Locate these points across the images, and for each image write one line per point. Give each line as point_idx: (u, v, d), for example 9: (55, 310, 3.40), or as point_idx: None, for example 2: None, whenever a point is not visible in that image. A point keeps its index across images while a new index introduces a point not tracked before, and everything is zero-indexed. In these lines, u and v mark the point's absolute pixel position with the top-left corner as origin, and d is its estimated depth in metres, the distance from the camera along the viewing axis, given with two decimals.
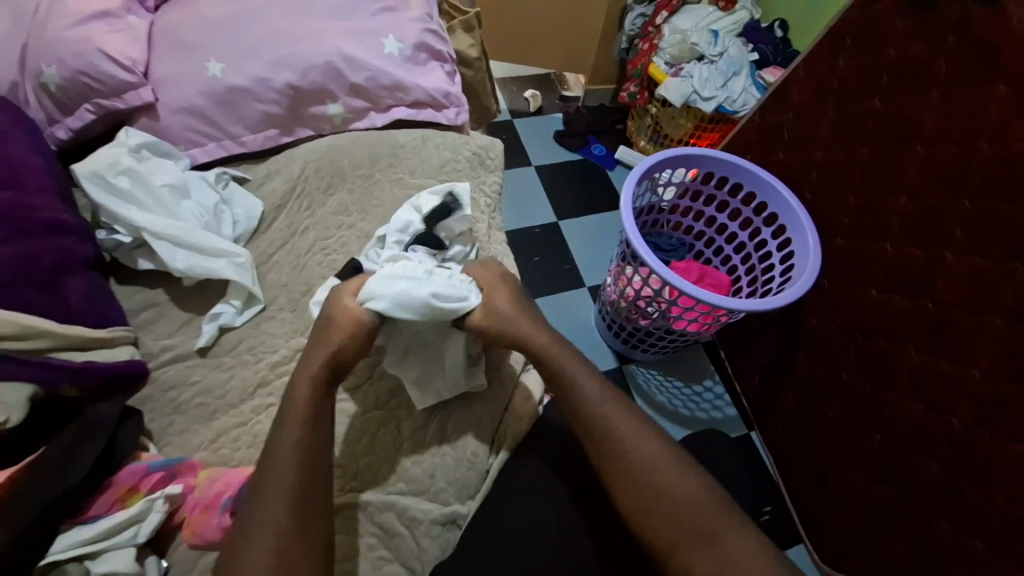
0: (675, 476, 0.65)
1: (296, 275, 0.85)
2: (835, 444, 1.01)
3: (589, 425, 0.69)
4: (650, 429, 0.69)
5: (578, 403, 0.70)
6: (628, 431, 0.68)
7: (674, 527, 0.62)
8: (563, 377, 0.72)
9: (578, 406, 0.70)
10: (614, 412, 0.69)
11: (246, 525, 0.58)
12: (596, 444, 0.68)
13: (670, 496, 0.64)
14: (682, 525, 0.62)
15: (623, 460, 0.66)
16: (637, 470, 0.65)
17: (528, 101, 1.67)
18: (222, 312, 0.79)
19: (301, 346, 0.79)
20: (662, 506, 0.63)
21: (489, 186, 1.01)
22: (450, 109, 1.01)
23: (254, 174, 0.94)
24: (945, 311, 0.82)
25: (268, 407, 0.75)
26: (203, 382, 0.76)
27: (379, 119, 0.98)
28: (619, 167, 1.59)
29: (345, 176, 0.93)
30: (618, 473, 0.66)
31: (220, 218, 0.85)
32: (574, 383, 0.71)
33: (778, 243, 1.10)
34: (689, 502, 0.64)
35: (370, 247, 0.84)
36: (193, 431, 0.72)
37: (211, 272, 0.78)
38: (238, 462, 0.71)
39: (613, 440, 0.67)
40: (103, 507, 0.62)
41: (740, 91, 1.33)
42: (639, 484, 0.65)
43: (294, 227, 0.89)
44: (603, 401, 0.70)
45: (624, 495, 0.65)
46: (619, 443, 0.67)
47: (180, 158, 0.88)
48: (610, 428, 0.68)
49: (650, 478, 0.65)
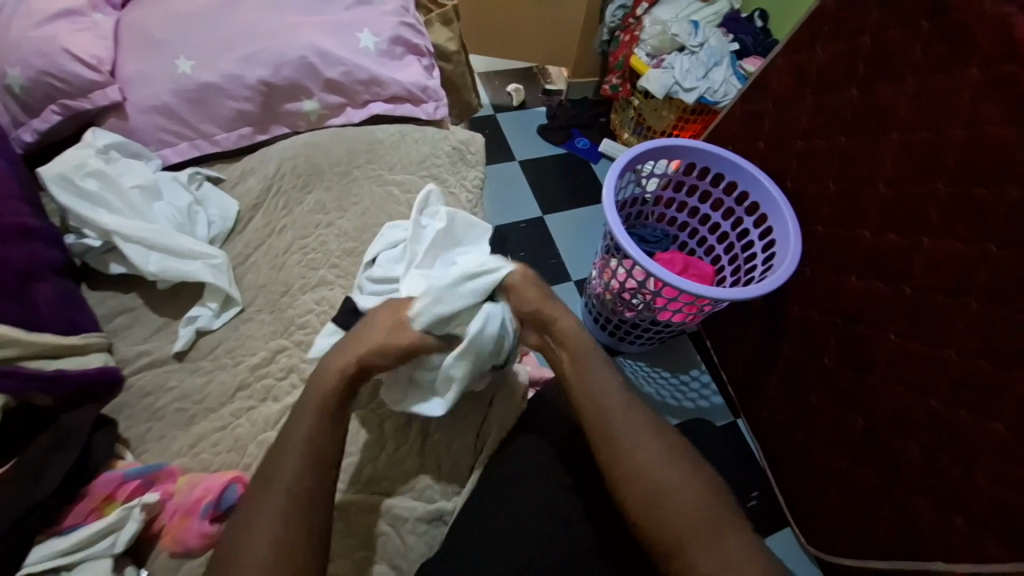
0: (677, 482, 0.64)
1: (274, 275, 0.84)
2: (821, 429, 1.02)
3: (595, 424, 0.68)
4: (652, 431, 0.68)
5: (587, 404, 0.69)
6: (633, 436, 0.67)
7: (675, 530, 0.62)
8: (575, 377, 0.71)
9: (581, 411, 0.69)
10: (619, 417, 0.68)
11: (235, 538, 0.56)
12: (602, 444, 0.67)
13: (675, 502, 0.63)
14: (683, 530, 0.62)
15: (630, 461, 0.65)
16: (646, 474, 0.64)
17: (511, 95, 1.65)
18: (198, 315, 0.78)
19: (281, 347, 0.78)
20: (665, 510, 0.63)
21: (470, 181, 1.00)
22: (429, 103, 1.00)
23: (229, 174, 0.92)
24: (923, 295, 0.83)
25: (248, 410, 0.73)
26: (181, 387, 0.74)
27: (357, 115, 0.96)
28: (603, 160, 1.58)
29: (322, 173, 0.91)
30: (622, 472, 0.65)
31: (194, 218, 0.83)
32: (582, 384, 0.70)
33: (760, 232, 1.11)
34: (690, 508, 0.63)
35: (360, 272, 0.80)
36: (172, 437, 0.71)
37: (186, 275, 0.77)
38: (218, 467, 0.69)
39: (618, 439, 0.66)
40: (78, 517, 0.60)
41: (722, 81, 1.33)
42: (644, 486, 0.64)
43: (272, 227, 0.88)
44: (611, 402, 0.69)
45: (629, 495, 0.64)
46: (625, 443, 0.66)
47: (150, 159, 0.86)
48: (615, 429, 0.67)
49: (654, 481, 0.64)
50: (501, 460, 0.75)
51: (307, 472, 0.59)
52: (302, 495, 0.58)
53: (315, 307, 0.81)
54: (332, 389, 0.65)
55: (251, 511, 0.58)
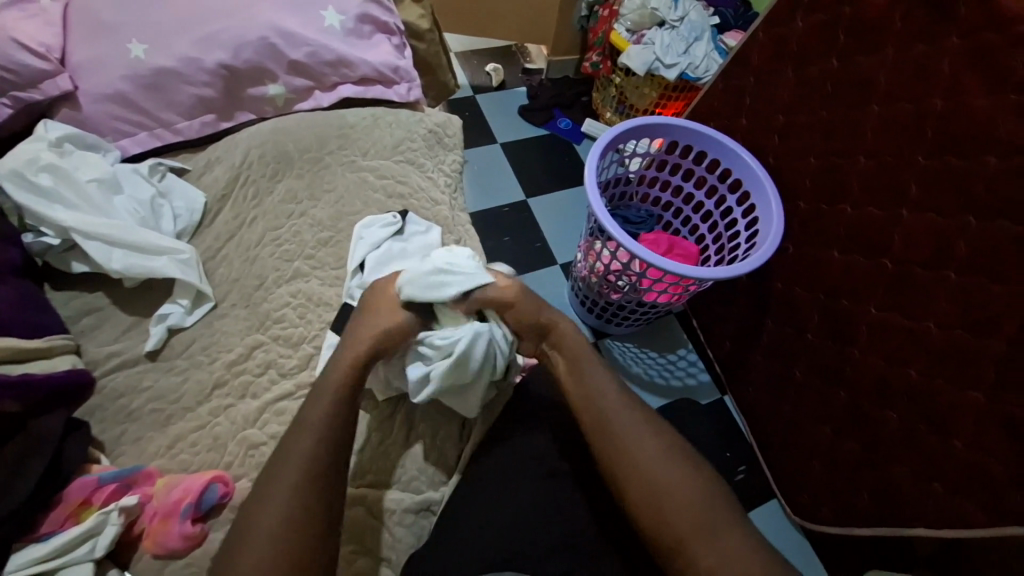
0: (677, 478, 0.64)
1: (247, 269, 0.81)
2: (804, 402, 1.03)
3: (592, 422, 0.69)
4: (652, 427, 0.69)
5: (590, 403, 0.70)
6: (633, 434, 0.67)
7: (673, 527, 0.62)
8: (572, 377, 0.73)
9: (584, 408, 0.70)
10: (617, 416, 0.69)
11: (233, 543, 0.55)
12: (601, 440, 0.68)
13: (673, 498, 0.63)
14: (683, 526, 0.62)
15: (630, 458, 0.66)
16: (648, 470, 0.65)
17: (490, 76, 1.61)
18: (169, 313, 0.75)
19: (257, 343, 0.75)
20: (663, 506, 0.63)
21: (448, 165, 0.99)
22: (402, 85, 0.97)
23: (194, 164, 0.88)
24: (903, 267, 0.83)
25: (228, 407, 0.71)
26: (155, 388, 0.71)
27: (326, 98, 0.93)
28: (586, 141, 1.56)
29: (293, 161, 0.88)
30: (622, 469, 0.65)
31: (160, 212, 0.79)
32: (580, 383, 0.72)
33: (743, 210, 1.11)
34: (689, 503, 0.63)
35: (349, 279, 0.79)
36: (149, 439, 0.68)
37: (153, 271, 0.74)
38: (199, 467, 0.67)
39: (617, 437, 0.67)
40: (54, 524, 0.58)
41: (703, 56, 1.31)
42: (646, 481, 0.64)
43: (242, 219, 0.84)
44: (614, 400, 0.70)
45: (631, 491, 0.64)
46: (627, 442, 0.67)
47: (109, 150, 0.82)
48: (611, 426, 0.68)
49: (655, 480, 0.64)
50: (489, 446, 0.74)
51: (292, 470, 0.59)
52: (292, 492, 0.57)
53: (291, 301, 0.78)
54: (324, 384, 0.65)
55: (249, 500, 0.59)
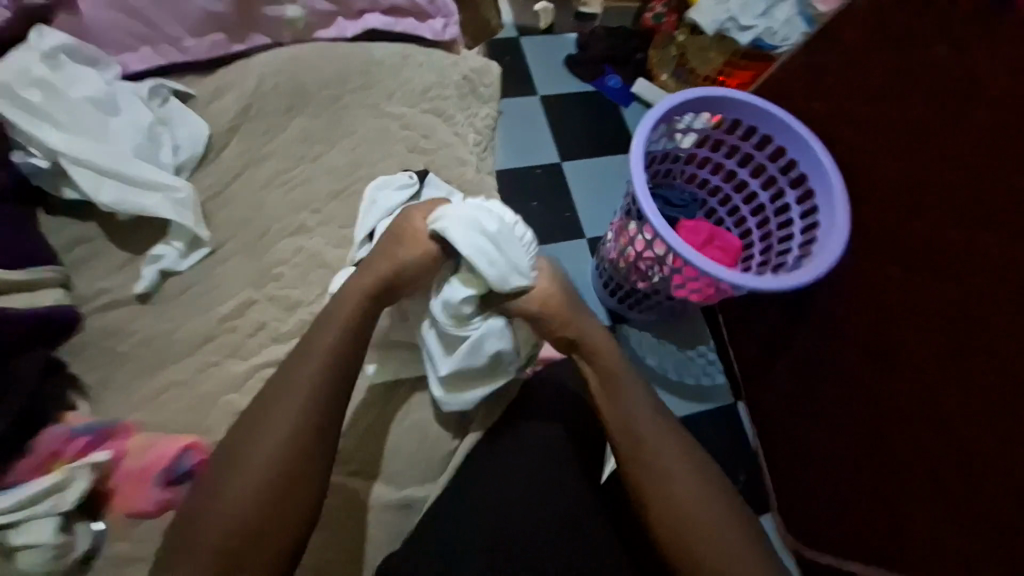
0: (700, 493, 0.60)
1: (248, 215, 0.74)
2: (812, 419, 0.95)
3: (620, 430, 0.64)
4: (679, 440, 0.64)
5: (618, 405, 0.65)
6: (659, 443, 0.62)
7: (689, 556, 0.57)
8: (602, 378, 0.67)
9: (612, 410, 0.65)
10: (643, 424, 0.64)
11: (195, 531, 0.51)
12: (625, 444, 0.63)
13: (693, 512, 0.59)
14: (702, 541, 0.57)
15: (653, 466, 0.61)
16: (670, 480, 0.60)
17: (538, 16, 1.44)
18: (162, 255, 0.69)
19: (252, 300, 0.70)
20: (686, 519, 0.58)
21: (481, 119, 0.87)
22: (437, 20, 0.85)
23: (201, 89, 0.78)
24: (975, 299, 0.68)
25: (215, 365, 0.67)
26: (143, 333, 0.67)
27: (350, 27, 0.82)
28: (635, 104, 1.41)
29: (307, 99, 0.78)
30: (647, 482, 0.60)
31: (158, 140, 0.70)
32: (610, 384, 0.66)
33: (802, 209, 0.98)
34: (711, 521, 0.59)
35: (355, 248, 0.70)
36: (135, 387, 0.65)
37: (146, 210, 0.67)
38: (182, 424, 0.64)
39: (641, 444, 0.62)
40: (20, 474, 0.53)
41: (784, 21, 1.13)
42: (668, 490, 0.60)
43: (247, 156, 0.76)
44: (641, 407, 0.65)
45: (650, 497, 0.60)
46: (651, 450, 0.62)
47: (108, 66, 0.72)
48: (637, 430, 0.63)
49: (676, 492, 0.60)
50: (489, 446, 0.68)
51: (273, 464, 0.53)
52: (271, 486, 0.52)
53: (292, 257, 0.72)
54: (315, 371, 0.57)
55: (203, 473, 0.53)
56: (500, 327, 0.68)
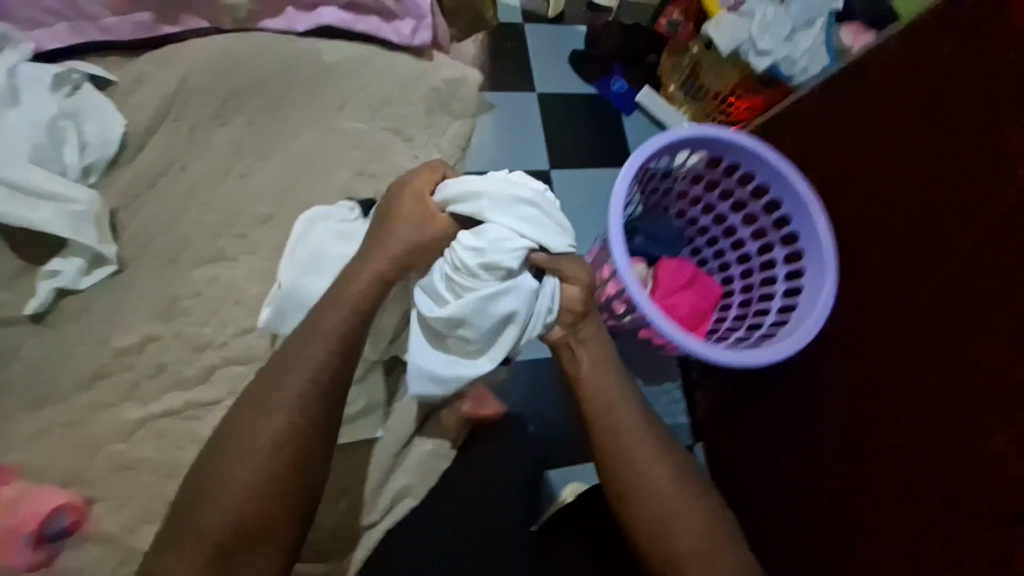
0: (693, 507, 0.52)
1: (163, 232, 0.65)
2: (751, 506, 0.79)
3: (607, 439, 0.54)
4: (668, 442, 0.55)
5: (602, 411, 0.55)
6: (645, 447, 0.54)
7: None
8: (588, 382, 0.56)
9: (595, 415, 0.55)
10: (630, 426, 0.54)
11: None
12: (610, 456, 0.54)
13: (688, 529, 0.52)
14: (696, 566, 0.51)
15: (639, 479, 0.53)
16: (661, 492, 0.52)
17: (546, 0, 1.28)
18: (59, 271, 0.61)
19: (157, 335, 0.62)
20: (679, 541, 0.51)
21: (449, 139, 0.77)
22: (405, 22, 0.74)
23: (123, 76, 0.68)
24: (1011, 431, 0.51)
25: (107, 406, 0.60)
26: (30, 360, 0.60)
27: (301, 22, 0.72)
28: (638, 114, 1.26)
29: (245, 102, 0.69)
30: (632, 500, 0.53)
31: (61, 140, 0.62)
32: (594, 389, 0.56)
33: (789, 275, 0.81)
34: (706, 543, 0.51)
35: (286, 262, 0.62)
36: (12, 423, 0.58)
37: (34, 224, 0.59)
38: (61, 471, 0.57)
39: (628, 454, 0.54)
40: None
41: (807, 50, 1.02)
42: (657, 508, 0.52)
43: (169, 162, 0.67)
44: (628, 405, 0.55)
45: (638, 518, 0.52)
46: (638, 460, 0.53)
47: (20, 44, 0.64)
48: (623, 438, 0.54)
49: (670, 507, 0.52)
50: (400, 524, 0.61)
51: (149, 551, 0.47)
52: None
53: (206, 289, 0.64)
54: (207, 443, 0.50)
55: None
56: (531, 289, 0.54)
